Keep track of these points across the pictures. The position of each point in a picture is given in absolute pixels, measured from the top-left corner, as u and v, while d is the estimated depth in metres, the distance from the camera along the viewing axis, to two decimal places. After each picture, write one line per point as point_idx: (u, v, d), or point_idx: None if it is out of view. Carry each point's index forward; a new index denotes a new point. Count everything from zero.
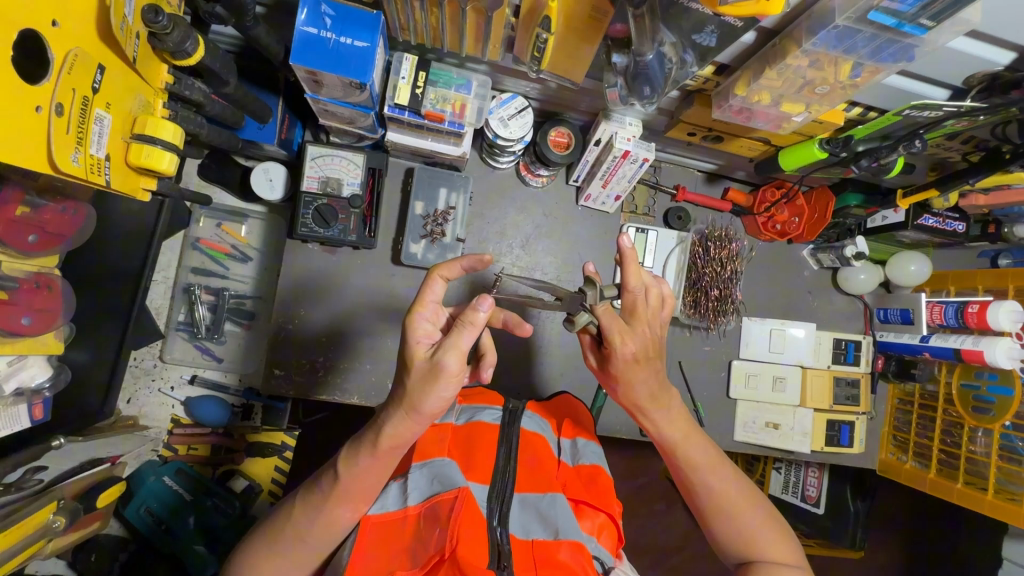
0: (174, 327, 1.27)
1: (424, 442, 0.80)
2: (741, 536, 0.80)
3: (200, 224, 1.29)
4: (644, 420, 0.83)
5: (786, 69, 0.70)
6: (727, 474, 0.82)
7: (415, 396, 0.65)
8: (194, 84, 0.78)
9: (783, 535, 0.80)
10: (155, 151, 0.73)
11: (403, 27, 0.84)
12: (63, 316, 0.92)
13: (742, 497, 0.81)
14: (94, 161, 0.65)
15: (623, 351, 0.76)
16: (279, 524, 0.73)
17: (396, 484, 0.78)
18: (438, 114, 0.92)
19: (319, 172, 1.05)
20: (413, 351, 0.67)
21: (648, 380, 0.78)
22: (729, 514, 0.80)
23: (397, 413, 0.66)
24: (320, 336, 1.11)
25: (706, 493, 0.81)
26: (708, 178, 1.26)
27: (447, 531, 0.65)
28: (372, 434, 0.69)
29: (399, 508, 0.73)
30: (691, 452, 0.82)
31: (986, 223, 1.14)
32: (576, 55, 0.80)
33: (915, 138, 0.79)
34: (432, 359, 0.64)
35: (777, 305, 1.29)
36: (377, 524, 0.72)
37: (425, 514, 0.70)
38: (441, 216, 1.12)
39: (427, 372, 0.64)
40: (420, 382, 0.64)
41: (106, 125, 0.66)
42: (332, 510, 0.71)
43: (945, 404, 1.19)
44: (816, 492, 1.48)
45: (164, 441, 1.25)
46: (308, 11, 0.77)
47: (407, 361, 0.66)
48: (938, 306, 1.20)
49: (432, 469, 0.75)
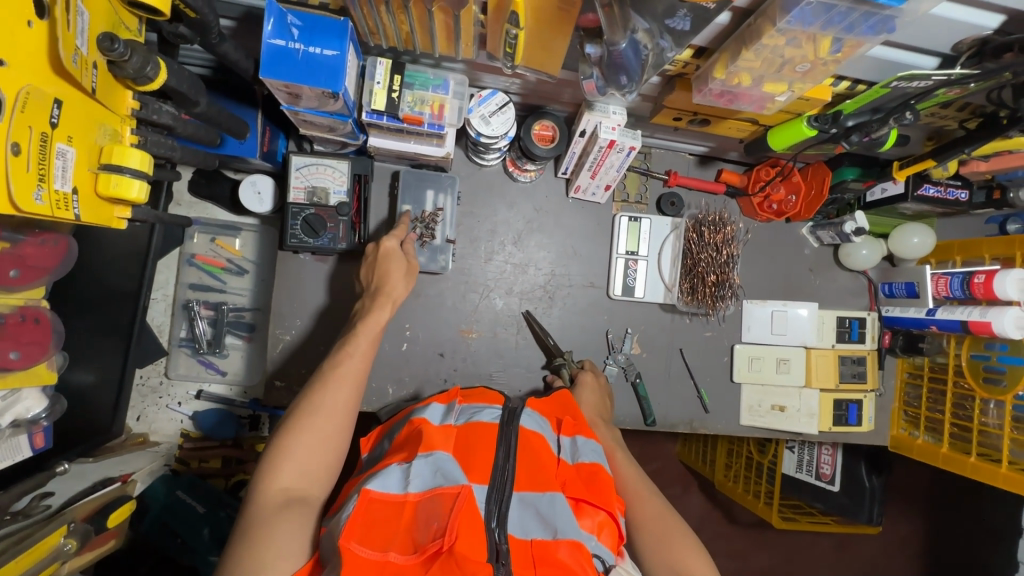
0: (177, 344, 1.29)
1: (431, 434, 0.78)
2: (662, 557, 0.80)
3: (194, 240, 1.29)
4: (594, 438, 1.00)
5: (764, 49, 0.67)
6: (659, 501, 0.87)
7: (401, 279, 0.98)
8: (161, 107, 0.77)
9: (707, 563, 0.79)
10: (122, 179, 0.71)
11: (373, 31, 0.82)
12: (53, 346, 0.93)
13: (669, 523, 0.83)
14: (60, 196, 0.65)
15: (588, 381, 1.08)
16: (311, 401, 0.79)
17: (398, 467, 0.74)
18: (416, 117, 0.91)
19: (305, 182, 1.05)
20: (393, 255, 0.99)
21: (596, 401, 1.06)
22: (656, 536, 0.82)
23: (398, 282, 0.97)
24: (318, 344, 1.12)
25: (633, 514, 0.86)
26: (700, 161, 1.23)
27: (447, 524, 0.65)
28: (383, 296, 0.94)
29: (399, 492, 0.70)
30: (623, 476, 0.91)
31: (991, 189, 1.09)
32: (550, 47, 0.78)
33: (908, 109, 0.77)
34: (408, 256, 1.01)
35: (778, 285, 1.27)
36: (376, 501, 0.69)
37: (426, 504, 0.68)
38: (430, 219, 1.10)
39: (407, 266, 1.00)
40: (403, 271, 0.99)
41: (70, 159, 0.65)
42: (358, 367, 0.85)
43: (955, 376, 1.16)
44: (831, 469, 1.45)
45: (176, 455, 1.29)
46: (274, 22, 0.75)
47: (393, 258, 0.99)
48: (943, 278, 1.15)
49: (434, 462, 0.73)
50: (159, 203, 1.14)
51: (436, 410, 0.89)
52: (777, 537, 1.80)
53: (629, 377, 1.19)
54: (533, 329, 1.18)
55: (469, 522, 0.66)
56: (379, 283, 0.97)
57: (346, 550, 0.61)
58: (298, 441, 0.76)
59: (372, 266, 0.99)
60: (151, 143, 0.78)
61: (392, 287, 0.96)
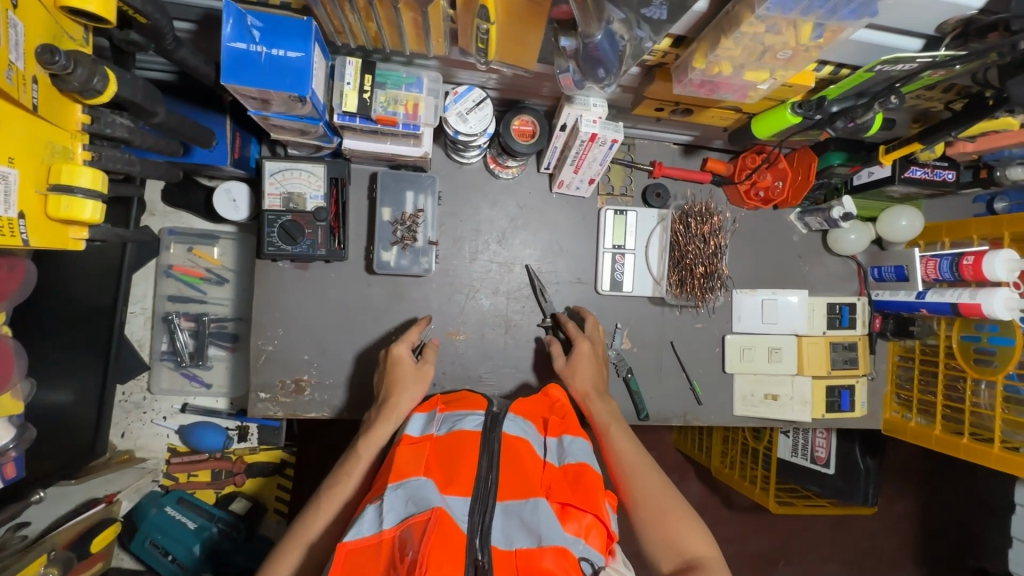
0: (158, 357, 1.26)
1: (402, 461, 0.77)
2: (661, 532, 0.79)
3: (171, 251, 1.26)
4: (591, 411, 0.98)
5: (744, 36, 0.65)
6: (658, 474, 0.86)
7: (410, 390, 0.95)
8: (115, 119, 0.73)
9: (706, 537, 0.78)
10: (73, 200, 0.68)
11: (339, 30, 0.79)
12: (19, 374, 0.89)
13: (668, 498, 0.82)
14: (5, 222, 0.61)
15: (584, 351, 1.05)
16: (301, 524, 0.80)
17: (371, 507, 0.71)
18: (390, 118, 0.88)
19: (280, 188, 1.01)
20: (402, 366, 0.97)
21: (589, 370, 1.04)
22: (656, 514, 0.81)
23: (406, 394, 0.94)
24: (303, 353, 1.10)
25: (632, 490, 0.85)
26: (685, 150, 1.21)
27: (419, 554, 0.62)
28: (389, 409, 0.92)
29: (375, 532, 0.67)
30: (621, 449, 0.90)
31: (977, 168, 1.08)
32: (523, 42, 0.75)
33: (892, 93, 0.75)
34: (420, 366, 0.98)
35: (767, 273, 1.25)
36: (353, 552, 0.65)
37: (401, 536, 0.66)
38: (410, 220, 1.08)
39: (417, 375, 0.97)
40: (411, 381, 0.96)
41: (13, 181, 0.62)
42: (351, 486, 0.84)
43: (946, 358, 1.15)
44: (826, 452, 1.45)
45: (163, 471, 1.26)
46: (233, 24, 0.71)
47: (403, 369, 0.97)
48: (932, 260, 1.14)
49: (407, 490, 0.71)
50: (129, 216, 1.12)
51: (418, 421, 0.88)
52: (774, 521, 1.81)
53: (620, 372, 1.18)
54: (535, 283, 1.16)
55: (443, 545, 0.64)
56: (388, 392, 0.95)
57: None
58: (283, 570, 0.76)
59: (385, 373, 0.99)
60: (109, 159, 0.74)
61: (398, 399, 0.93)
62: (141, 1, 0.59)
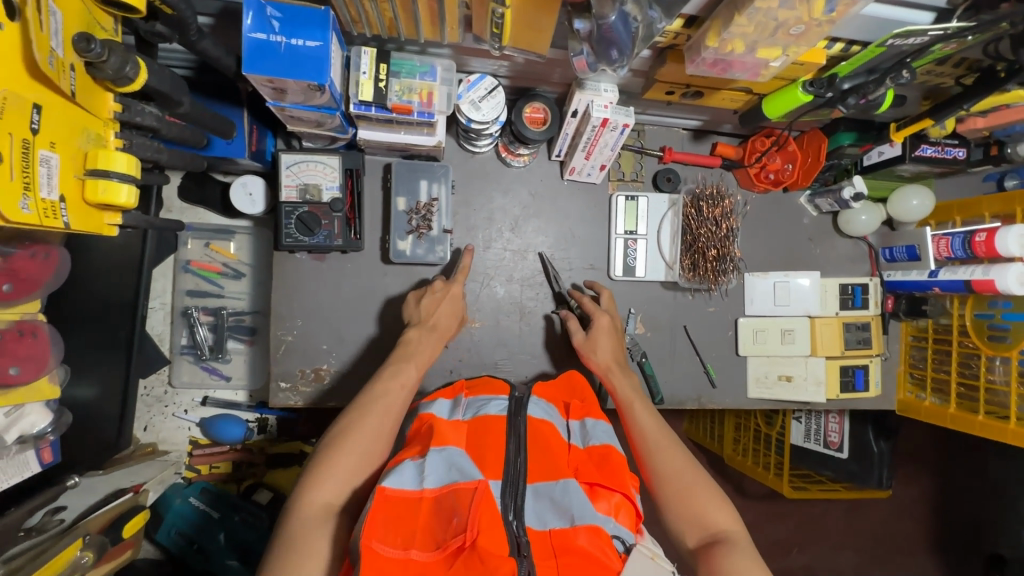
0: (178, 351, 1.28)
1: (442, 430, 0.77)
2: (685, 507, 0.80)
3: (188, 246, 1.28)
4: (613, 390, 0.99)
5: (757, 12, 0.66)
6: (683, 453, 0.86)
7: (453, 314, 1.00)
8: (144, 108, 0.75)
9: (730, 512, 0.79)
10: (110, 184, 0.70)
11: (355, 20, 0.80)
12: (53, 359, 0.95)
13: (691, 474, 0.83)
14: (47, 204, 0.63)
15: (603, 325, 1.05)
16: (354, 419, 0.80)
17: (410, 463, 0.73)
18: (405, 106, 0.89)
19: (296, 180, 1.03)
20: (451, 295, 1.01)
21: (609, 345, 1.04)
22: (680, 492, 0.81)
23: (445, 317, 0.99)
24: (322, 343, 1.11)
25: (656, 467, 0.86)
26: (694, 135, 1.22)
27: (467, 519, 0.64)
28: (431, 330, 0.96)
29: (415, 488, 0.69)
30: (644, 427, 0.91)
31: (988, 146, 1.08)
32: (537, 26, 0.77)
33: (903, 68, 0.76)
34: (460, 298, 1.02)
35: (778, 256, 1.26)
36: (393, 498, 0.68)
37: (443, 500, 0.67)
38: (425, 209, 1.09)
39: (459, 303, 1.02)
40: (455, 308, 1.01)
41: (54, 165, 0.64)
42: (403, 378, 0.87)
43: (960, 336, 1.16)
44: (839, 436, 1.45)
45: (186, 463, 1.29)
46: (254, 15, 0.73)
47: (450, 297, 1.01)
48: (945, 238, 1.15)
49: (447, 456, 0.72)
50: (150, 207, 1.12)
51: (443, 404, 0.89)
52: (788, 507, 1.81)
53: (635, 356, 1.18)
54: (548, 269, 1.17)
55: (489, 514, 0.66)
56: (427, 313, 0.98)
57: (367, 548, 0.62)
58: (342, 459, 0.76)
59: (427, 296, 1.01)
60: (137, 147, 0.75)
61: (440, 314, 0.99)
62: None
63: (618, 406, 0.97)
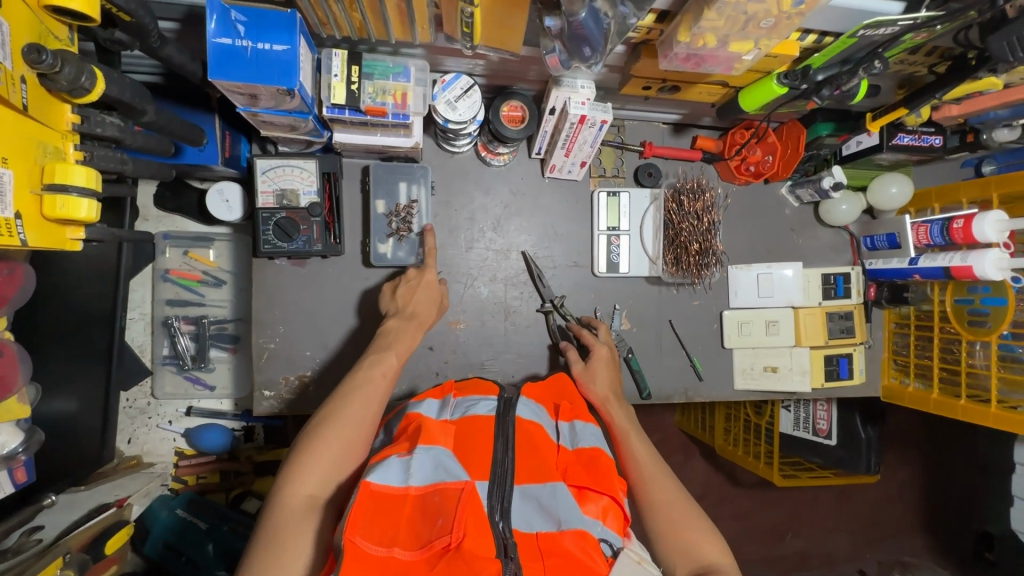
0: (160, 362, 1.27)
1: (431, 428, 0.75)
2: (675, 537, 0.79)
3: (166, 255, 1.26)
4: (608, 417, 0.99)
5: (726, 6, 0.65)
6: (676, 485, 0.86)
7: (432, 304, 1.00)
8: (105, 118, 0.73)
9: (721, 544, 0.78)
10: (69, 199, 0.68)
11: (323, 22, 0.79)
12: (20, 379, 0.90)
13: (682, 504, 0.83)
14: (2, 222, 0.61)
15: (602, 355, 1.07)
16: (336, 408, 0.78)
17: (397, 458, 0.71)
18: (379, 108, 0.88)
19: (273, 186, 1.02)
20: (425, 285, 1.01)
21: (606, 377, 1.05)
22: (672, 524, 0.81)
23: (427, 308, 0.99)
24: (306, 349, 1.10)
25: (648, 499, 0.85)
26: (674, 129, 1.22)
27: (453, 519, 0.63)
28: (412, 318, 0.96)
29: (401, 485, 0.68)
30: (638, 456, 0.91)
31: (964, 133, 1.09)
32: (509, 24, 0.76)
33: (875, 58, 0.76)
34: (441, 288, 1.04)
35: (761, 248, 1.26)
36: (377, 494, 0.66)
37: (429, 499, 0.66)
38: (405, 211, 1.08)
39: (438, 296, 1.02)
40: (434, 298, 1.00)
41: (8, 181, 0.62)
42: (386, 367, 0.86)
43: (941, 322, 1.16)
44: (828, 424, 1.46)
45: (172, 474, 1.28)
46: (218, 20, 0.72)
47: (426, 287, 1.00)
48: (924, 226, 1.15)
49: (435, 455, 0.71)
50: (123, 218, 1.12)
51: (432, 404, 0.88)
52: (780, 495, 1.83)
53: (621, 352, 1.19)
54: (532, 268, 1.16)
55: (476, 516, 0.64)
56: (409, 303, 0.98)
57: (350, 543, 0.61)
58: (325, 449, 0.74)
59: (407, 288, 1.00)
60: (100, 158, 0.74)
61: (421, 306, 0.98)
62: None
63: (613, 434, 0.97)
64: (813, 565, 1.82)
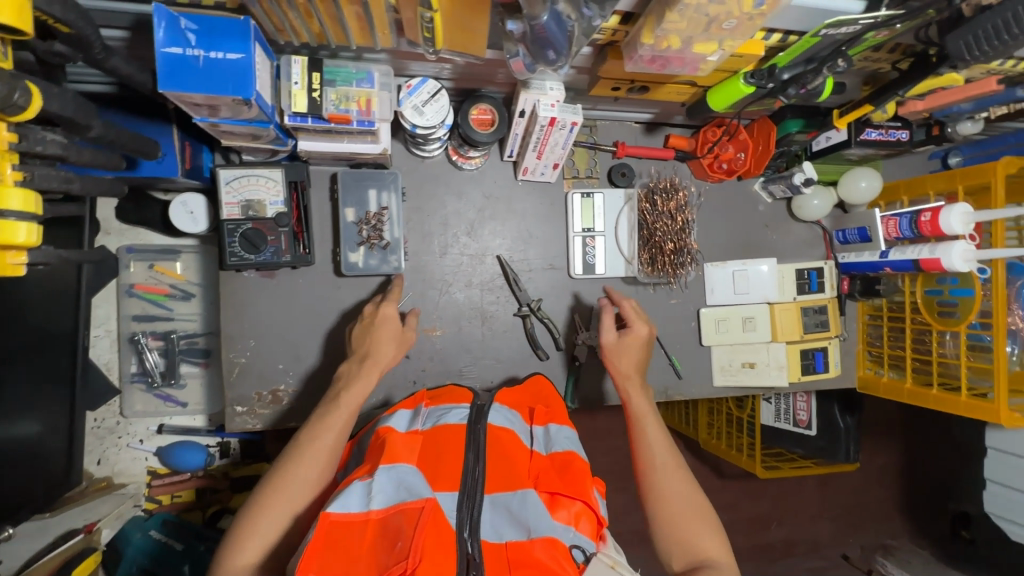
0: (128, 380, 1.24)
1: (395, 445, 0.75)
2: (678, 529, 0.81)
3: (131, 270, 1.23)
4: (627, 399, 0.97)
5: (687, 9, 0.65)
6: (686, 478, 0.86)
7: (393, 344, 0.94)
8: (45, 135, 0.65)
9: (720, 539, 0.80)
10: (4, 225, 0.62)
11: (280, 29, 0.77)
12: None
13: (689, 497, 0.83)
14: None
15: (639, 335, 1.03)
16: (280, 472, 0.77)
17: (359, 483, 0.70)
18: (343, 115, 0.85)
19: (238, 197, 0.98)
20: (385, 324, 0.95)
21: (635, 355, 1.01)
22: (677, 517, 0.82)
23: (388, 353, 0.92)
24: (279, 362, 1.08)
25: (655, 488, 0.85)
26: (646, 129, 1.21)
27: (411, 543, 0.62)
28: (370, 364, 0.90)
29: (361, 511, 0.67)
30: (652, 442, 0.90)
31: (929, 126, 1.11)
32: (470, 28, 0.74)
33: (839, 56, 0.76)
34: (406, 327, 0.97)
35: (736, 245, 1.27)
36: (337, 523, 0.65)
37: (390, 521, 0.65)
38: (375, 219, 1.06)
39: (400, 333, 0.96)
40: (395, 337, 0.95)
41: None
42: (334, 427, 0.82)
43: (913, 313, 1.18)
44: (807, 414, 1.47)
45: (145, 495, 1.26)
46: (166, 28, 0.69)
47: (385, 327, 0.95)
48: (892, 219, 1.17)
49: (398, 474, 0.70)
50: (83, 237, 1.12)
51: (403, 416, 0.87)
52: (763, 485, 1.85)
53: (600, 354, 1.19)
54: (507, 272, 1.15)
55: (435, 537, 0.63)
56: (369, 347, 0.93)
57: None
58: (263, 522, 0.73)
59: (366, 330, 0.95)
60: (41, 178, 0.67)
61: (379, 351, 0.92)
62: (62, 9, 0.56)
63: (629, 415, 0.96)
64: (799, 552, 1.84)
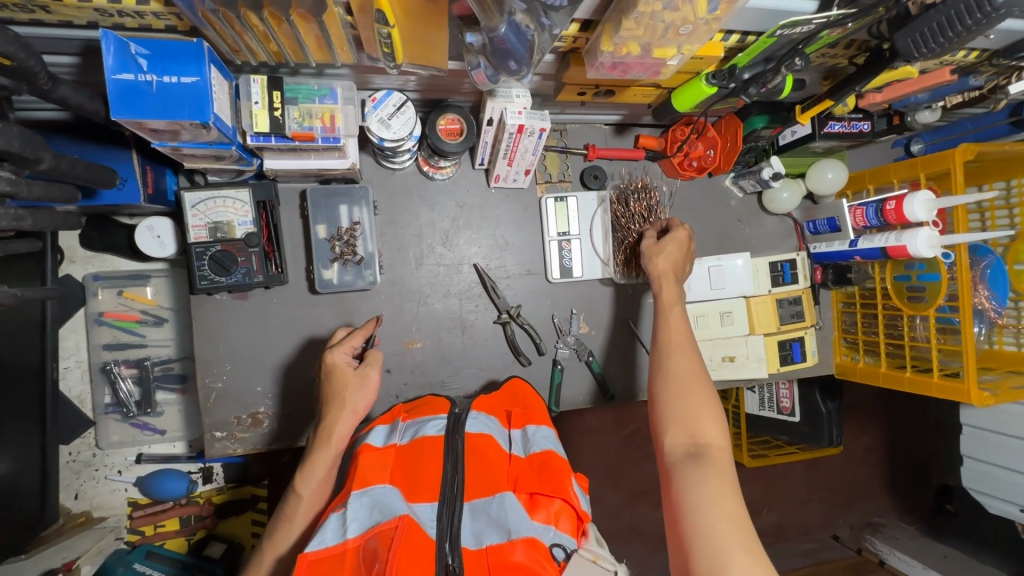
0: (103, 410, 1.21)
1: (365, 467, 0.75)
2: (681, 410, 0.80)
3: (99, 298, 1.20)
4: (657, 289, 0.96)
5: (643, 16, 0.66)
6: (696, 364, 0.84)
7: (355, 400, 0.86)
8: None
9: (720, 431, 0.78)
10: None
11: (235, 49, 0.75)
12: None
13: (697, 386, 0.82)
14: None
15: (679, 237, 1.00)
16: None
17: (335, 514, 0.71)
18: (307, 133, 0.84)
19: (205, 219, 0.97)
20: (343, 376, 0.88)
21: (673, 247, 0.99)
22: (684, 395, 0.81)
23: (344, 417, 0.84)
24: (257, 385, 1.06)
25: (664, 369, 0.84)
26: (616, 130, 1.22)
27: (386, 564, 0.62)
28: (325, 434, 0.84)
29: (338, 542, 0.68)
30: (673, 328, 0.89)
31: (890, 116, 1.12)
32: (431, 41, 0.74)
33: (796, 55, 0.76)
34: (361, 371, 0.88)
35: (711, 241, 1.29)
36: (316, 561, 0.65)
37: (366, 546, 0.66)
38: (347, 234, 1.05)
39: (359, 378, 0.88)
40: (355, 390, 0.86)
41: None
42: (300, 530, 0.80)
43: (883, 299, 1.21)
44: (790, 402, 1.50)
45: (127, 526, 1.23)
46: (115, 53, 0.67)
47: (342, 381, 0.87)
48: (860, 209, 1.19)
49: (371, 497, 0.72)
50: (46, 269, 1.10)
51: (380, 432, 0.86)
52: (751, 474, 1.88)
53: (582, 356, 1.18)
54: (484, 280, 1.15)
55: (410, 556, 0.64)
56: (326, 410, 0.86)
57: None
58: None
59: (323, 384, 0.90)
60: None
61: (334, 421, 0.84)
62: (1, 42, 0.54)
63: (657, 304, 0.95)
64: (791, 536, 1.82)
